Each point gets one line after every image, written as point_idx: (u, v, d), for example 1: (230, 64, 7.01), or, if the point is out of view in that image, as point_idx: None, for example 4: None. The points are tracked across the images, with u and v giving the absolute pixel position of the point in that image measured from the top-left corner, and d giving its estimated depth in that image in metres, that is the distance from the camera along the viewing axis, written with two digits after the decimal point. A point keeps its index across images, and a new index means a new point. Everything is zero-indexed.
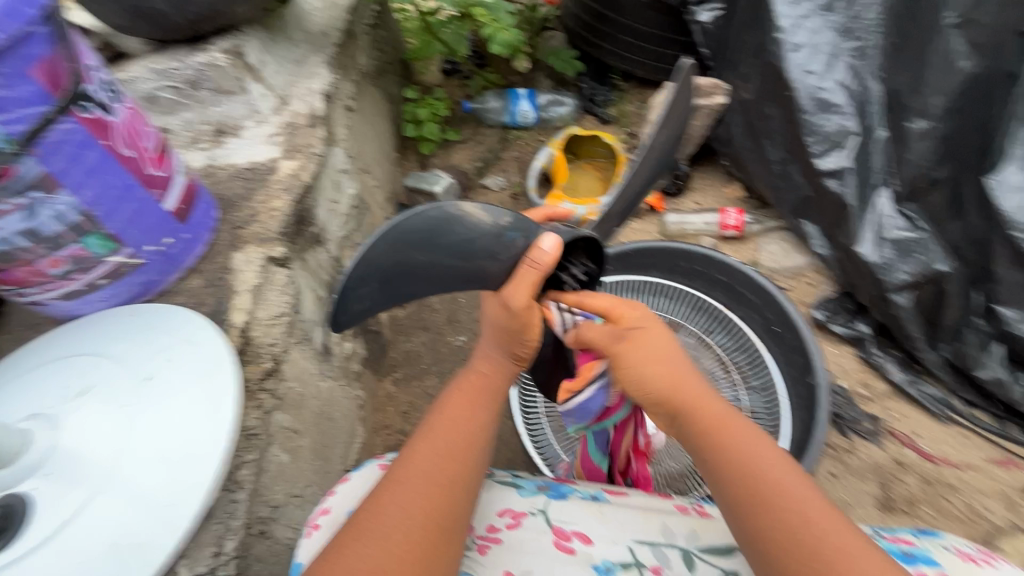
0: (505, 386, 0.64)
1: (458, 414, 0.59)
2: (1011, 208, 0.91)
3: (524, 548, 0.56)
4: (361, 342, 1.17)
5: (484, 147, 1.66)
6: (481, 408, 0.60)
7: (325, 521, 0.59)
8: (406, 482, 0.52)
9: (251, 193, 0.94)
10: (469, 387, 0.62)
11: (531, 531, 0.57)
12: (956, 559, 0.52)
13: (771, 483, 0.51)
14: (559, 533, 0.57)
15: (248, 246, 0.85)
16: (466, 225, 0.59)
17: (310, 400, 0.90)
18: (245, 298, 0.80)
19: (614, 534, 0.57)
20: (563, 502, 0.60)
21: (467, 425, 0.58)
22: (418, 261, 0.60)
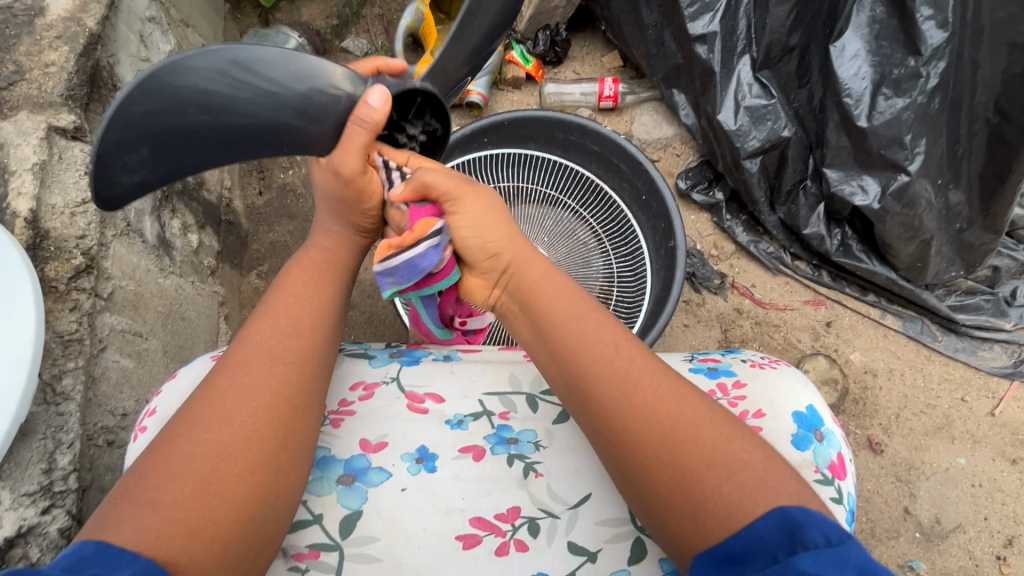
0: (352, 259, 0.64)
1: (299, 291, 0.57)
2: (846, 75, 0.99)
3: (378, 416, 0.57)
4: (211, 234, 1.03)
5: (339, 1, 1.41)
6: (316, 279, 0.58)
7: (152, 422, 0.54)
8: (245, 365, 0.50)
9: (11, 43, 0.71)
10: (311, 262, 0.60)
11: (384, 399, 0.58)
12: (747, 367, 0.62)
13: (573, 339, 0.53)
14: (412, 397, 0.58)
15: (21, 113, 0.66)
16: (260, 78, 0.50)
17: (152, 299, 0.79)
18: (28, 180, 0.62)
19: (465, 390, 0.59)
20: (416, 367, 0.61)
21: (310, 303, 0.56)
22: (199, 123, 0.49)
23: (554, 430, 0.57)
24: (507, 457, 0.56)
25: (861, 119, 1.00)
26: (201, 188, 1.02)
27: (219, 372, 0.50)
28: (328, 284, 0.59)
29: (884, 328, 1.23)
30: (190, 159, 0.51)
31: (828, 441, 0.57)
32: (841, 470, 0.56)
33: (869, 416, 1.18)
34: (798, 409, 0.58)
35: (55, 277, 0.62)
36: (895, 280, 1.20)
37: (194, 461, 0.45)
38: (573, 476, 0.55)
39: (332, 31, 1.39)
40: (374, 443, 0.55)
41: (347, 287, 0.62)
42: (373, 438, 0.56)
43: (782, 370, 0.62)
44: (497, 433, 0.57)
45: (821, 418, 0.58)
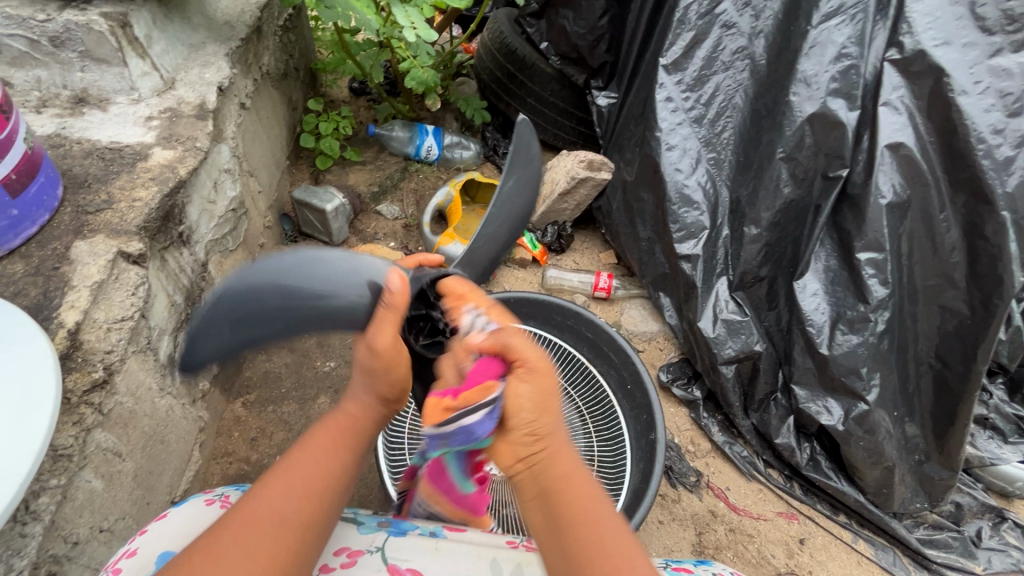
0: (373, 430, 0.65)
1: (320, 451, 0.60)
2: (809, 308, 1.14)
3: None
4: (213, 357, 1.06)
5: (383, 173, 1.65)
6: (334, 447, 0.61)
7: (128, 563, 0.53)
8: (258, 525, 0.52)
9: (110, 178, 0.83)
10: (334, 428, 0.63)
11: (365, 569, 0.56)
12: None
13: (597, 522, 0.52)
14: (392, 571, 0.56)
15: (98, 236, 0.75)
16: (311, 275, 0.68)
17: (143, 419, 0.79)
18: (83, 295, 0.69)
19: (445, 570, 0.57)
20: (400, 539, 0.60)
21: (328, 469, 0.59)
22: (269, 301, 0.66)
23: None
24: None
25: (824, 347, 1.13)
26: None
27: (228, 526, 0.51)
28: (341, 452, 0.61)
29: (858, 555, 1.20)
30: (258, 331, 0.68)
31: None
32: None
33: None
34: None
35: (71, 388, 0.64)
36: (864, 504, 1.22)
37: None
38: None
39: (371, 196, 1.60)
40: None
41: (362, 453, 0.64)
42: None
43: None
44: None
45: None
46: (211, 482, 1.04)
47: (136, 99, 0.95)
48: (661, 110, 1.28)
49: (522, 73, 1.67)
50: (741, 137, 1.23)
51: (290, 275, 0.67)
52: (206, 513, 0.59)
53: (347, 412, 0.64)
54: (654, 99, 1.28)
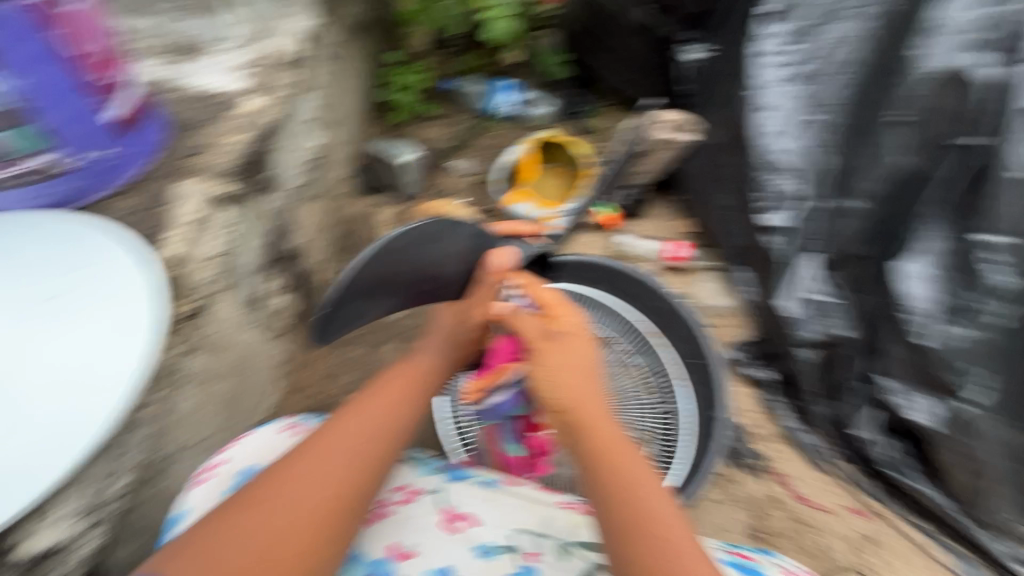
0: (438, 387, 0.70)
1: (381, 401, 0.63)
2: (910, 293, 1.03)
3: (412, 524, 0.59)
4: (294, 298, 1.14)
5: (458, 129, 1.66)
6: (406, 392, 0.65)
7: (217, 473, 0.61)
8: (333, 450, 0.56)
9: (207, 123, 0.89)
10: (407, 376, 0.68)
11: (424, 509, 0.61)
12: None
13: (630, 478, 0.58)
14: (449, 514, 0.60)
15: (196, 178, 0.82)
16: (429, 249, 0.68)
17: (231, 348, 0.88)
18: (184, 231, 0.77)
19: (499, 521, 0.60)
20: (458, 486, 0.64)
21: (399, 412, 0.63)
22: (394, 274, 0.67)
23: None
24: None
25: (910, 335, 1.04)
26: (298, 258, 1.16)
27: (308, 448, 0.56)
28: (410, 397, 0.65)
29: (933, 562, 1.09)
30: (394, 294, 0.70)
31: None
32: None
33: None
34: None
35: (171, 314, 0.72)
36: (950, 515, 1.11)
37: (261, 519, 0.50)
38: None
39: (445, 151, 1.61)
40: (403, 551, 0.57)
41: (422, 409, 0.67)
42: (404, 544, 0.57)
43: None
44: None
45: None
46: (289, 411, 1.14)
47: (232, 49, 1.01)
48: (766, 67, 1.28)
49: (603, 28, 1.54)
50: (857, 97, 1.12)
51: (418, 251, 0.67)
52: (284, 439, 0.65)
53: (421, 363, 0.70)
54: (757, 56, 1.30)
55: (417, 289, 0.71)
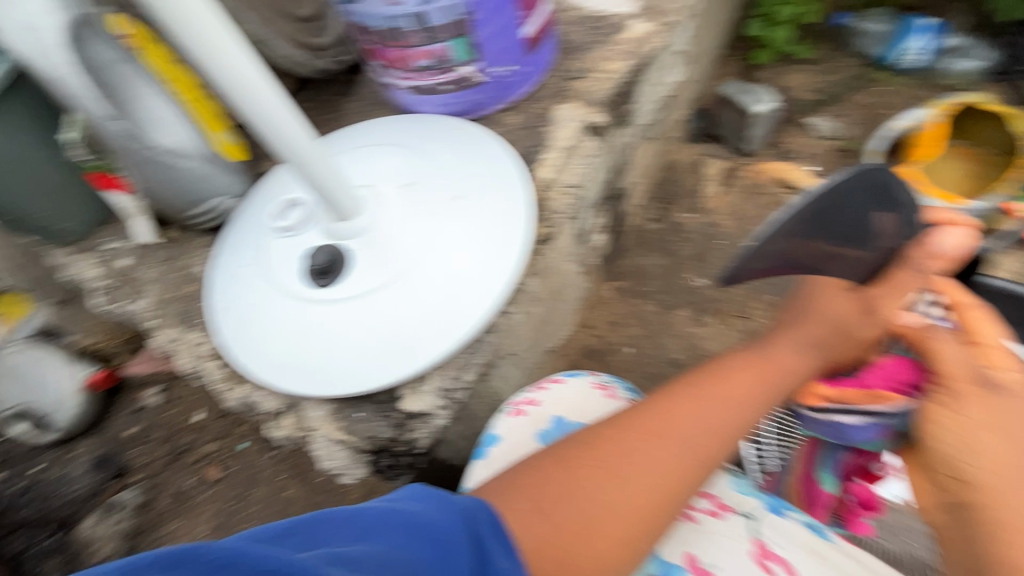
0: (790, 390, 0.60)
1: (739, 390, 0.57)
2: None
3: (718, 542, 0.58)
4: (607, 239, 1.12)
5: (828, 80, 1.35)
6: (750, 386, 0.57)
7: (531, 411, 0.68)
8: (664, 436, 0.53)
9: (593, 46, 0.87)
10: (755, 368, 0.58)
11: (731, 530, 0.59)
12: None
13: None
14: (760, 549, 0.57)
15: (575, 103, 0.82)
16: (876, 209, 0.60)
17: (557, 276, 0.90)
18: (555, 157, 0.79)
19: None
20: (776, 521, 0.60)
21: (737, 412, 0.56)
22: (833, 221, 0.58)
23: None
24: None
25: None
26: (623, 199, 1.12)
27: (639, 421, 0.54)
28: (754, 393, 0.57)
29: None
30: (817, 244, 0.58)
31: None
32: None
33: None
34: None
35: None
36: None
37: (592, 483, 0.51)
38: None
39: (805, 105, 1.33)
40: (700, 565, 0.56)
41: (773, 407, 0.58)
42: (701, 560, 0.57)
43: None
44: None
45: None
46: (573, 345, 1.14)
47: None
48: None
49: None
50: None
51: (861, 204, 0.59)
52: (595, 397, 0.69)
53: (781, 364, 0.59)
54: None
55: (836, 249, 0.60)
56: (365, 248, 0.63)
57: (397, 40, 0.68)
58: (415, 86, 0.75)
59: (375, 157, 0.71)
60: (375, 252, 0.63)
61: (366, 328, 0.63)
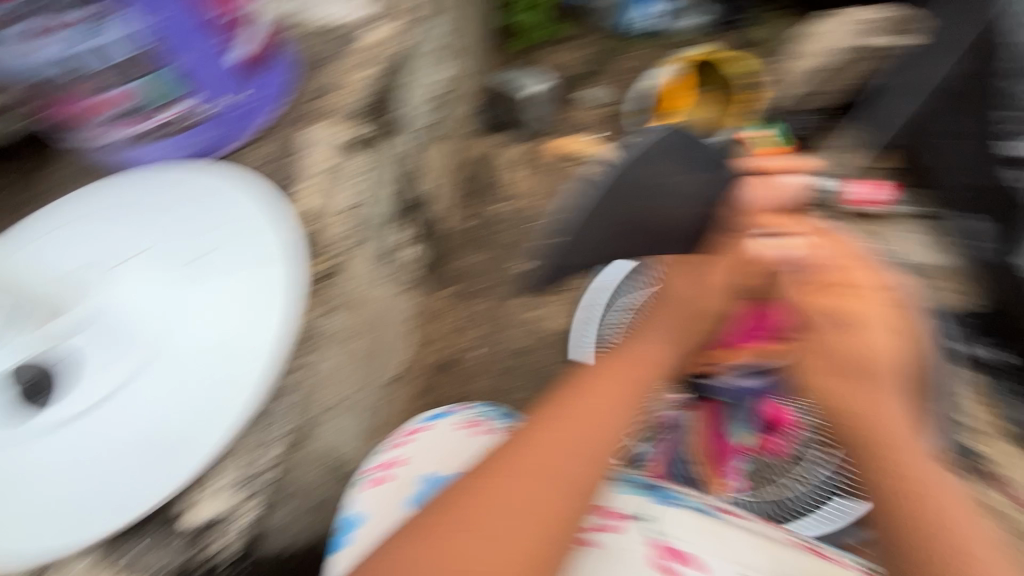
0: (650, 386, 0.62)
1: (605, 395, 0.58)
2: None
3: (625, 558, 0.60)
4: (423, 250, 1.07)
5: (591, 51, 1.43)
6: (614, 390, 0.58)
7: (400, 472, 0.67)
8: (543, 463, 0.52)
9: (334, 55, 0.79)
10: (615, 372, 0.61)
11: (627, 539, 0.62)
12: None
13: (920, 480, 0.52)
14: (659, 551, 0.60)
15: (322, 123, 0.75)
16: (670, 182, 0.64)
17: (367, 307, 0.82)
18: (316, 182, 0.72)
19: (724, 559, 0.60)
20: (664, 508, 0.64)
21: (608, 420, 0.56)
22: (634, 210, 0.64)
23: None
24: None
25: None
26: (427, 206, 1.07)
27: (519, 454, 0.52)
28: (621, 398, 0.58)
29: None
30: (617, 242, 0.65)
31: None
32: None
33: None
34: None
35: None
36: None
37: (477, 526, 0.48)
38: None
39: (576, 78, 1.41)
40: None
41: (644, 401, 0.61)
42: None
43: None
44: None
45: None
46: (420, 365, 1.08)
47: None
48: None
49: None
50: None
51: (662, 189, 0.63)
52: (468, 443, 0.69)
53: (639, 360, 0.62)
54: None
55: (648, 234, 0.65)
56: (94, 341, 0.53)
57: (78, 83, 0.57)
58: (133, 135, 0.63)
59: (96, 228, 0.58)
60: (110, 343, 0.53)
61: (115, 439, 0.52)
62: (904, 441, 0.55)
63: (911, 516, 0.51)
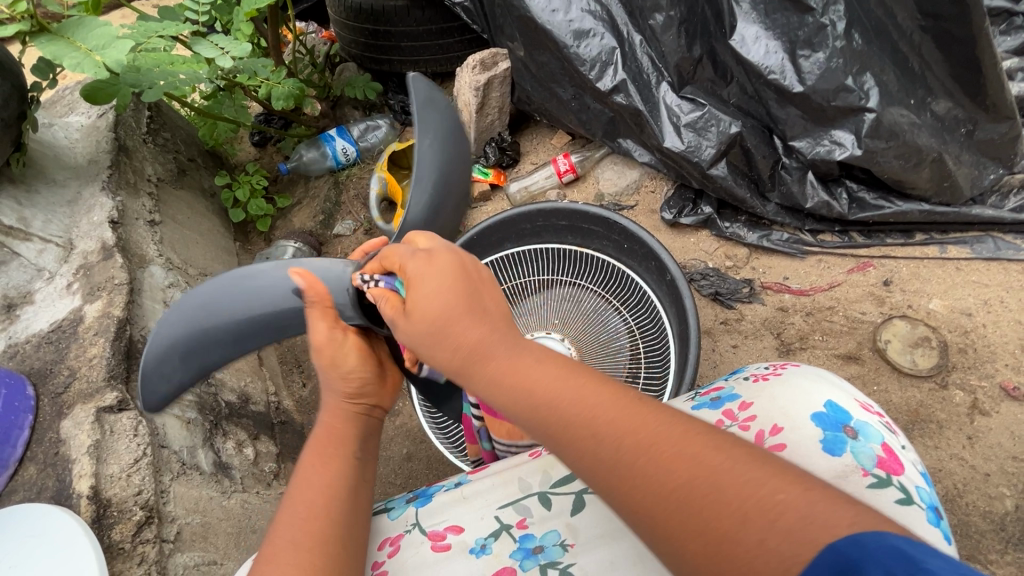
0: (362, 428, 0.65)
1: (319, 464, 0.59)
2: (758, 57, 0.99)
3: (408, 567, 0.62)
4: (268, 441, 1.12)
5: (321, 200, 1.63)
6: (332, 454, 0.60)
7: None
8: (275, 561, 0.50)
9: (63, 354, 0.86)
10: (322, 439, 0.62)
11: (410, 547, 0.64)
12: (749, 384, 0.68)
13: (552, 403, 0.45)
14: (434, 536, 0.65)
15: (76, 407, 0.79)
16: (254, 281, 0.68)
17: (220, 524, 0.85)
18: (86, 461, 0.73)
19: (481, 512, 0.66)
20: (428, 507, 0.69)
21: (326, 480, 0.58)
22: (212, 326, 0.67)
23: (575, 525, 0.63)
24: (538, 568, 0.60)
25: (797, 86, 0.98)
26: (247, 404, 1.13)
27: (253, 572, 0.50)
28: (342, 457, 0.61)
29: (952, 262, 1.09)
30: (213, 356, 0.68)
31: (862, 435, 0.58)
32: (893, 463, 0.57)
33: (987, 363, 0.99)
34: (817, 411, 0.61)
35: (120, 539, 0.70)
36: (931, 211, 1.09)
37: None
38: (610, 568, 0.59)
39: (321, 226, 1.59)
40: None
41: (361, 450, 0.63)
42: None
43: (788, 372, 0.67)
44: (522, 546, 0.62)
45: (846, 412, 0.61)
46: None
47: (49, 276, 0.98)
48: None
49: (379, 23, 1.55)
50: None
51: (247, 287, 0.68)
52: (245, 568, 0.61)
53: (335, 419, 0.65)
54: None
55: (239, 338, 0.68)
56: None
57: None
58: None
59: None
60: None
61: None
62: (530, 364, 0.48)
63: (550, 435, 0.45)
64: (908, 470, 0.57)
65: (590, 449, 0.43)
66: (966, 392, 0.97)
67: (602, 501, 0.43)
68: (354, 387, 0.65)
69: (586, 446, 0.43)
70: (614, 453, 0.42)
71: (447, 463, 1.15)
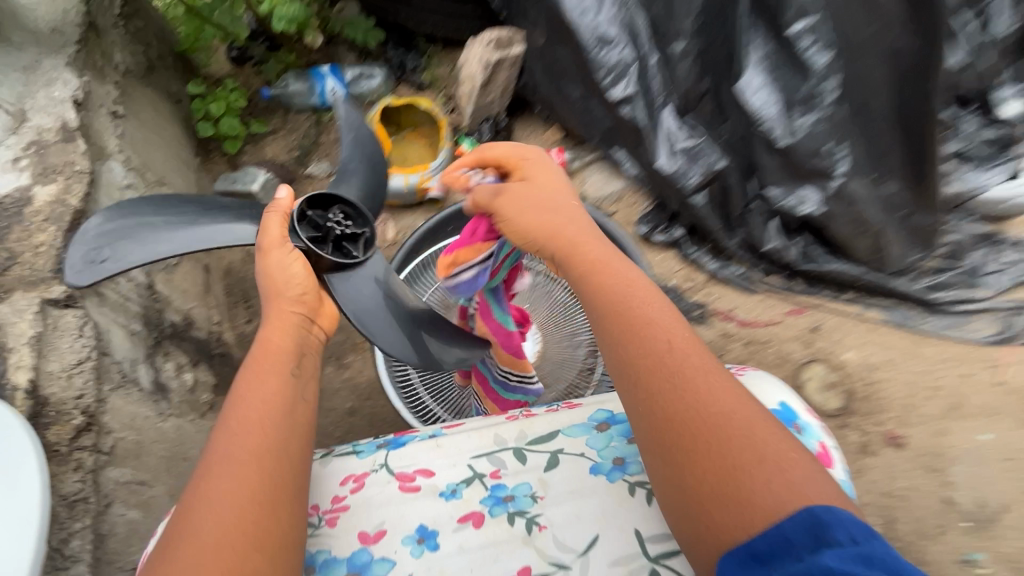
0: (303, 338, 0.62)
1: (251, 393, 0.54)
2: (757, 105, 1.05)
3: (372, 504, 0.62)
4: (204, 370, 1.06)
5: (298, 135, 1.56)
6: (269, 366, 0.56)
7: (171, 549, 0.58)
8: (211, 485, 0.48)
9: (2, 234, 0.78)
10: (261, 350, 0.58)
11: (377, 486, 0.64)
12: None
13: (644, 324, 0.58)
14: (403, 477, 0.65)
15: (15, 293, 0.72)
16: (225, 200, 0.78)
17: (154, 445, 0.80)
18: (25, 353, 0.67)
19: (453, 459, 0.66)
20: (401, 450, 0.67)
21: (265, 395, 0.54)
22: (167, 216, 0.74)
23: (547, 480, 0.64)
24: (507, 517, 0.62)
25: (784, 140, 1.07)
26: (192, 328, 1.07)
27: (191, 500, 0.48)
28: (281, 370, 0.56)
29: (869, 322, 1.26)
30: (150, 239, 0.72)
31: (807, 432, 0.66)
32: (827, 458, 0.65)
33: (880, 412, 1.16)
34: (772, 407, 0.68)
35: (58, 440, 0.66)
36: (863, 275, 1.25)
37: None
38: (576, 521, 0.61)
39: (296, 161, 1.52)
40: (373, 532, 0.60)
41: (302, 366, 0.59)
42: (371, 527, 0.61)
43: (749, 373, 0.73)
44: (493, 494, 0.63)
45: (795, 412, 0.68)
46: None
47: None
48: None
49: None
50: None
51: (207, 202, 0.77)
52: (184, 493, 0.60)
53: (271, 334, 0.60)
54: None
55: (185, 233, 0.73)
56: None
57: None
58: None
59: None
60: None
61: None
62: (637, 295, 0.61)
63: (640, 343, 0.57)
64: (837, 466, 0.65)
65: (670, 370, 0.55)
66: (858, 433, 1.14)
67: (651, 408, 0.55)
68: (297, 294, 0.64)
69: (665, 362, 0.55)
70: (685, 375, 0.54)
71: (391, 422, 1.16)
